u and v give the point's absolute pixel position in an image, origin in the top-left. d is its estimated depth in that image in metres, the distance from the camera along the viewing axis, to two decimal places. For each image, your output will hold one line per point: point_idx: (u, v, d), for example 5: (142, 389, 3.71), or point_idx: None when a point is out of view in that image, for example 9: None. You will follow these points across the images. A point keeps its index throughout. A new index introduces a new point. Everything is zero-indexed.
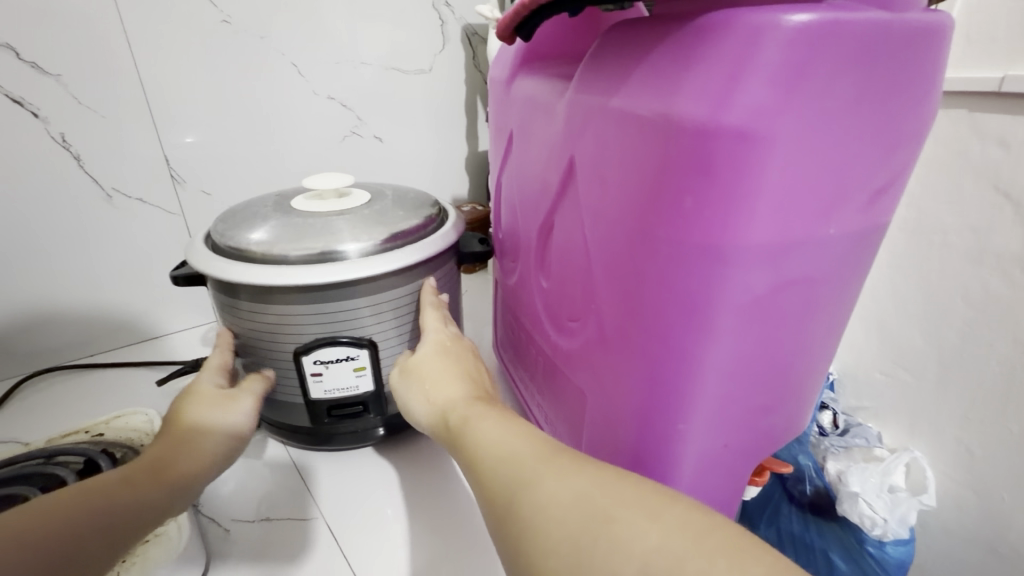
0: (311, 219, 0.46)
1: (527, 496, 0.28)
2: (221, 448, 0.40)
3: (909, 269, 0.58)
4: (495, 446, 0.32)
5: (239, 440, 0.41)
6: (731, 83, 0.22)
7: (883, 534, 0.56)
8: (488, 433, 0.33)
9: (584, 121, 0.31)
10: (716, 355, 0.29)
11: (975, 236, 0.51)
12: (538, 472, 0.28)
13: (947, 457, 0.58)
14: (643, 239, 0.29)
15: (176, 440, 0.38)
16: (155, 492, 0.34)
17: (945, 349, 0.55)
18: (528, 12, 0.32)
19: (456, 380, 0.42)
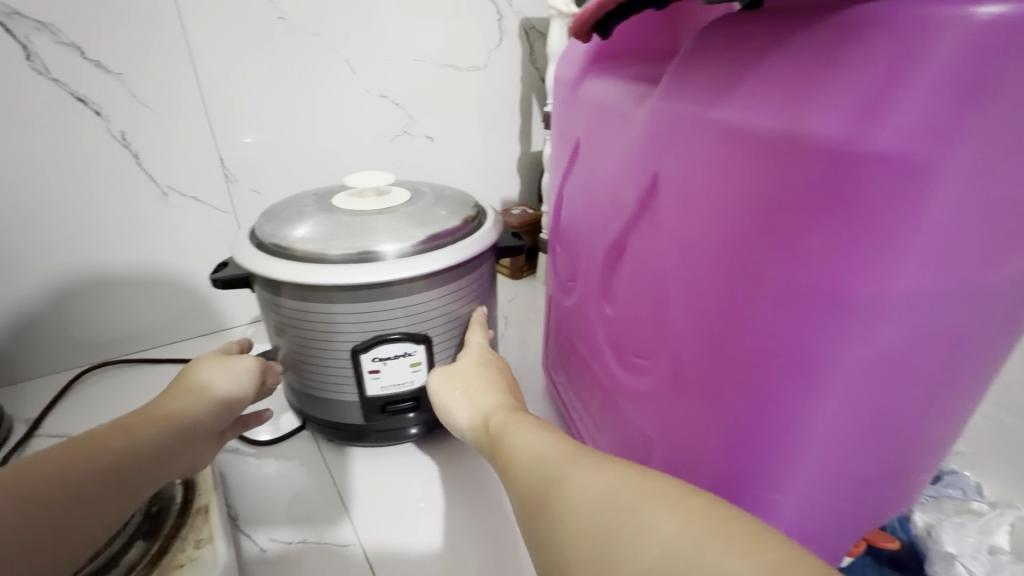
0: (359, 216, 0.44)
1: (550, 492, 0.25)
2: (216, 405, 0.38)
3: None
4: (527, 447, 0.30)
5: (238, 397, 0.40)
6: (887, 93, 0.18)
7: None
8: (523, 437, 0.31)
9: (673, 133, 0.27)
10: (829, 419, 0.24)
11: None
12: (567, 467, 0.26)
13: None
14: (745, 277, 0.24)
15: (171, 401, 0.37)
16: (139, 444, 0.33)
17: None
18: (612, 7, 0.28)
19: (496, 390, 0.41)
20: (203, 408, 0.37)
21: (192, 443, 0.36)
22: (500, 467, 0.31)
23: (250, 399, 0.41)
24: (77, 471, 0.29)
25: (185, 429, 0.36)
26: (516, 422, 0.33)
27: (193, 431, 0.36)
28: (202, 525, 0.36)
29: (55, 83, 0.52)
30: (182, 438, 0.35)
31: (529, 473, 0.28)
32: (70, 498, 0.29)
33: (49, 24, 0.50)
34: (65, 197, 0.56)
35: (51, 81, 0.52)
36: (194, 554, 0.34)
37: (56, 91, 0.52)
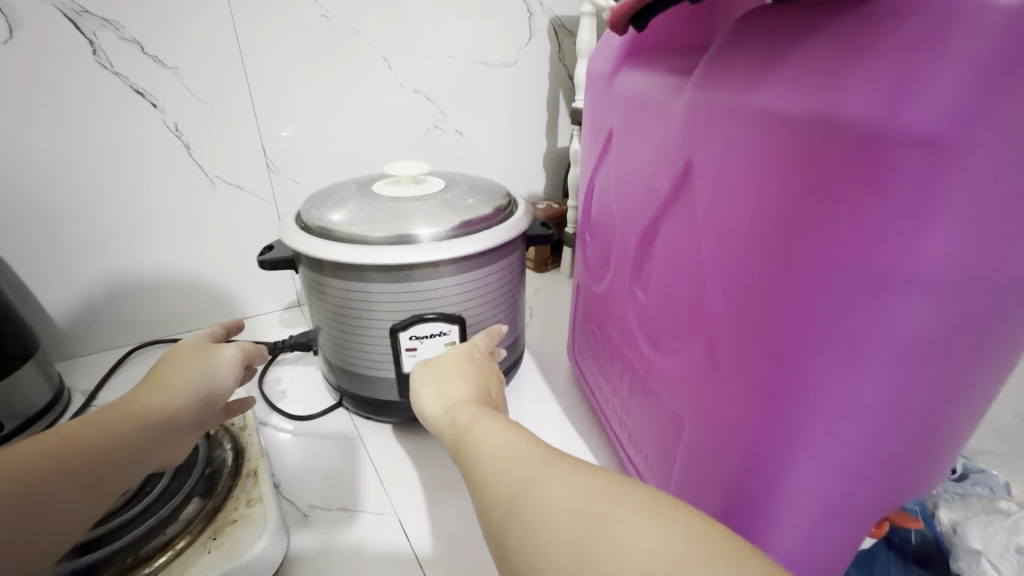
0: (398, 203, 0.46)
1: (528, 500, 0.26)
2: (196, 396, 0.37)
3: None
4: (493, 448, 0.30)
5: (220, 388, 0.38)
6: (919, 76, 0.19)
7: None
8: (489, 437, 0.32)
9: (708, 121, 0.28)
10: (857, 395, 0.25)
11: None
12: (539, 473, 0.27)
13: None
14: (777, 256, 0.25)
15: (142, 391, 0.35)
16: (112, 444, 0.31)
17: None
18: (650, 0, 0.29)
19: (466, 383, 0.40)
20: (181, 400, 0.36)
21: (171, 439, 0.35)
22: (463, 465, 0.32)
23: (234, 386, 0.40)
24: (56, 469, 0.29)
25: (161, 428, 0.34)
26: (483, 422, 0.33)
27: (171, 427, 0.35)
28: (252, 486, 0.39)
29: (117, 76, 0.56)
30: (158, 435, 0.34)
31: (496, 475, 0.28)
32: (46, 505, 0.28)
33: (114, 21, 0.54)
34: (122, 184, 0.60)
35: (113, 74, 0.55)
36: (246, 511, 0.37)
37: (117, 84, 0.56)
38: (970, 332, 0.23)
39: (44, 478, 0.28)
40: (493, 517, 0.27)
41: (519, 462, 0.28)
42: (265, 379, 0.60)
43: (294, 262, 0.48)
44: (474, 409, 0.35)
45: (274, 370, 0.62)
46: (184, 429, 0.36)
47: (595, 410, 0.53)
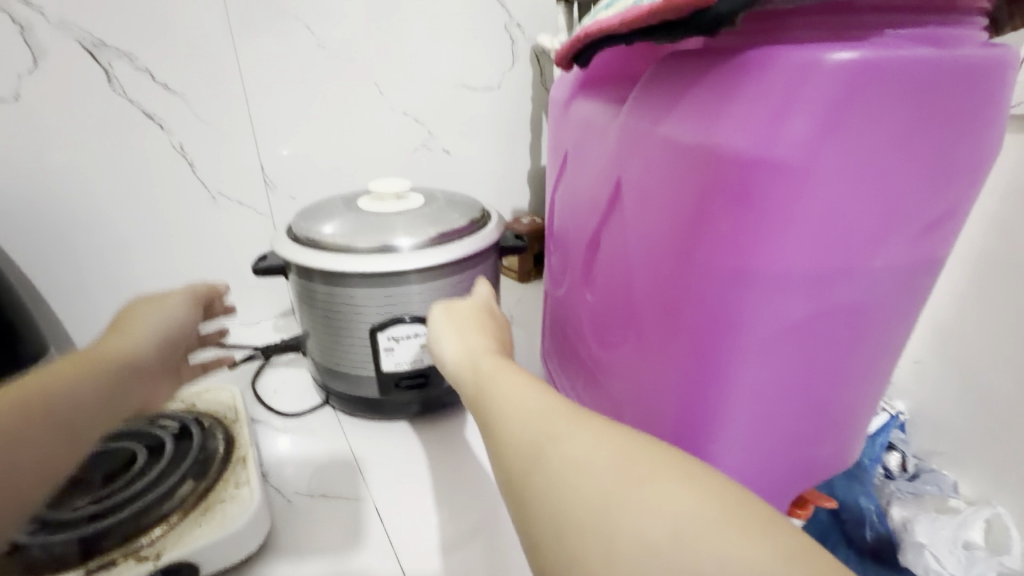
0: (379, 216, 0.51)
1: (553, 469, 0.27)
2: (158, 337, 0.40)
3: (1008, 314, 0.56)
4: (514, 412, 0.31)
5: (177, 326, 0.42)
6: (780, 112, 0.24)
7: None
8: (513, 396, 0.32)
9: (631, 145, 0.33)
10: (752, 377, 0.30)
11: None
12: (565, 440, 0.27)
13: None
14: (683, 259, 0.30)
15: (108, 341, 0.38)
16: (86, 389, 0.33)
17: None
18: (585, 42, 0.34)
19: (487, 336, 0.42)
20: (144, 341, 0.39)
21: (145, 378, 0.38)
22: (487, 420, 0.33)
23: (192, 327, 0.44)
24: (35, 413, 0.30)
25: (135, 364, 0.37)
26: (506, 379, 0.34)
27: (143, 365, 0.38)
28: (241, 471, 0.43)
29: (129, 101, 0.61)
30: (131, 374, 0.36)
31: (522, 440, 0.29)
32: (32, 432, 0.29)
33: (127, 52, 0.59)
34: (132, 199, 0.65)
35: (125, 99, 0.61)
36: (234, 492, 0.41)
37: (129, 108, 0.61)
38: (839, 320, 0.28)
39: (26, 411, 0.29)
40: (529, 484, 0.27)
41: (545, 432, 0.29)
42: (259, 380, 0.64)
43: (285, 268, 0.52)
44: (497, 363, 0.37)
45: (268, 372, 0.66)
46: (156, 371, 0.39)
47: None
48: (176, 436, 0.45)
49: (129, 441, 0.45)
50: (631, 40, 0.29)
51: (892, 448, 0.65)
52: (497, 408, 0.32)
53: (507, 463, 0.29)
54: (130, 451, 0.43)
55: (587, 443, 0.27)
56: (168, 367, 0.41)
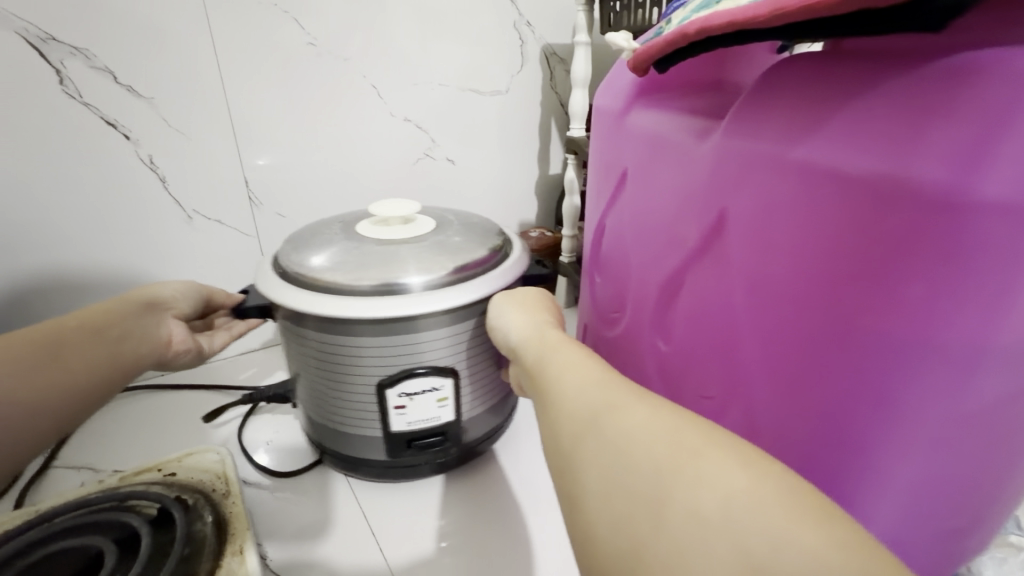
0: (385, 248, 0.43)
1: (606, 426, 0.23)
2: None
3: None
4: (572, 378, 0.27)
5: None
6: (986, 144, 0.17)
7: None
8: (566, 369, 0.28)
9: (744, 172, 0.26)
10: (920, 467, 0.23)
11: None
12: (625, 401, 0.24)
13: None
14: (830, 320, 0.23)
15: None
16: None
17: None
18: (669, 49, 0.28)
19: (551, 316, 0.38)
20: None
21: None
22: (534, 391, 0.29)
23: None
24: None
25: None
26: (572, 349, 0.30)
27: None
28: (237, 568, 0.34)
29: (87, 106, 0.52)
30: None
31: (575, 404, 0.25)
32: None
33: (84, 49, 0.50)
34: (90, 219, 0.55)
35: (83, 105, 0.52)
36: None
37: (86, 115, 0.52)
38: None
39: None
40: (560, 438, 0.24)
41: (601, 398, 0.24)
42: (243, 432, 0.55)
43: (272, 310, 0.44)
44: (565, 337, 0.32)
45: (253, 422, 0.57)
46: None
47: None
48: (152, 523, 0.37)
49: (94, 533, 0.36)
50: (748, 41, 0.23)
51: None
52: (556, 372, 0.28)
53: (548, 428, 0.25)
54: (96, 547, 0.35)
55: (649, 412, 0.22)
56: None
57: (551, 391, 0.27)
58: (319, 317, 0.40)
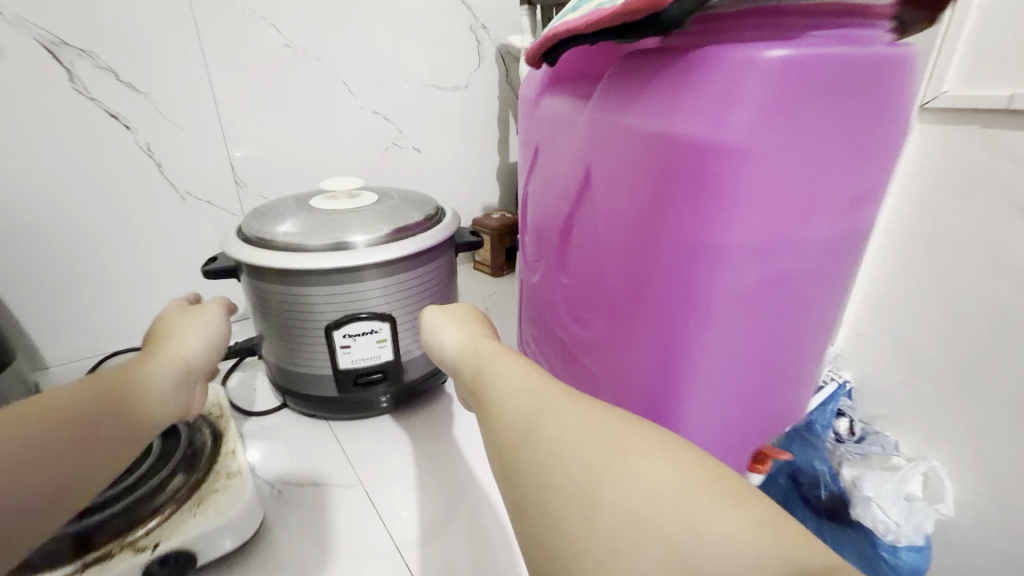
0: (332, 215, 0.50)
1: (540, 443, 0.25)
2: (208, 344, 0.40)
3: (933, 286, 0.62)
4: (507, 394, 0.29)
5: (222, 333, 0.42)
6: (718, 105, 0.27)
7: (895, 536, 0.59)
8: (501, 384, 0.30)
9: (598, 136, 0.36)
10: (710, 340, 0.33)
11: (989, 249, 0.56)
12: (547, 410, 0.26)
13: (965, 467, 0.62)
14: (647, 238, 0.33)
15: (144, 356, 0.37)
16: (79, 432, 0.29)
17: (963, 359, 0.60)
18: (550, 44, 0.37)
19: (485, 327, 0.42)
20: (194, 351, 0.39)
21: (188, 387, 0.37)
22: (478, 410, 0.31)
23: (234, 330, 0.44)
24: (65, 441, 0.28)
25: (186, 367, 0.37)
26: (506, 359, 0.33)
27: (193, 375, 0.38)
28: (232, 462, 0.43)
29: (93, 101, 0.60)
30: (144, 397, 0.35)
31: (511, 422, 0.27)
32: (55, 454, 0.27)
33: (90, 51, 0.58)
34: (96, 201, 0.63)
35: (89, 99, 0.60)
36: (227, 482, 0.41)
37: (92, 109, 0.60)
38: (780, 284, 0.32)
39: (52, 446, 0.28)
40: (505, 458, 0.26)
41: (533, 408, 0.27)
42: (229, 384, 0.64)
43: (237, 269, 0.50)
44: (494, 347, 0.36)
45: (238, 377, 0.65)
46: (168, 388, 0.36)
47: None
48: (162, 433, 0.46)
49: None
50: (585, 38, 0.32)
51: (840, 415, 0.72)
52: (493, 387, 0.31)
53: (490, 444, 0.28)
54: None
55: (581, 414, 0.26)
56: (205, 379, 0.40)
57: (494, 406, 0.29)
58: (273, 269, 0.47)
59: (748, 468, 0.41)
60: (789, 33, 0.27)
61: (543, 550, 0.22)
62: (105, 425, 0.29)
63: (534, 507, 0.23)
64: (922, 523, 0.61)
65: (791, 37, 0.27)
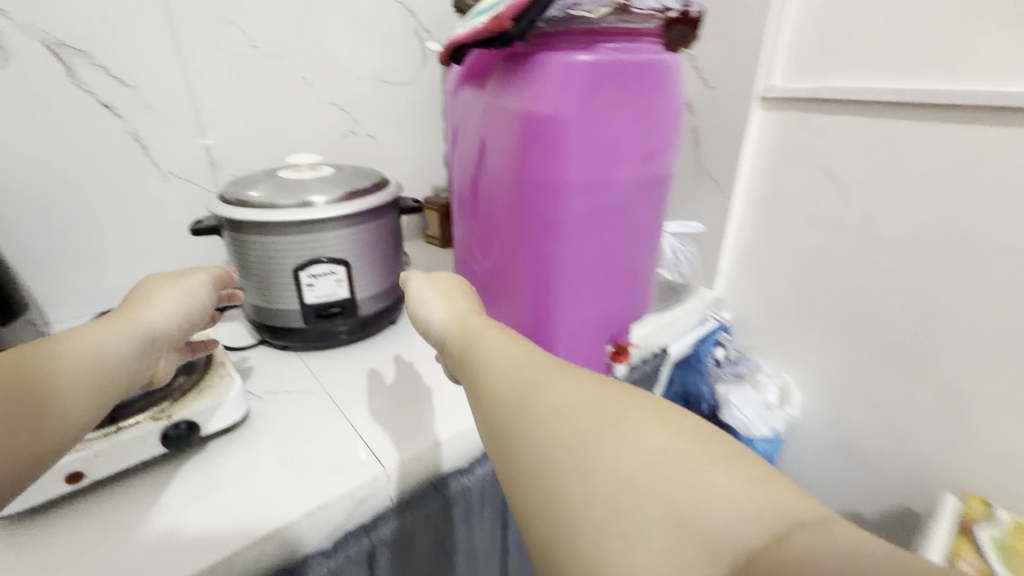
0: (296, 182, 0.64)
1: (530, 407, 0.30)
2: (177, 314, 0.47)
3: (775, 236, 0.81)
4: (500, 369, 0.35)
5: (193, 307, 0.48)
6: (548, 91, 0.42)
7: (751, 430, 0.80)
8: (495, 358, 0.36)
9: (486, 115, 0.51)
10: (562, 252, 0.49)
11: (810, 204, 0.76)
12: (539, 381, 0.32)
13: (804, 375, 0.83)
14: (517, 184, 0.48)
15: (113, 316, 0.43)
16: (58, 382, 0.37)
17: (798, 290, 0.80)
18: (455, 48, 0.52)
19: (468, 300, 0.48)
20: (161, 318, 0.45)
21: (147, 352, 0.44)
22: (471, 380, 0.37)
23: (207, 304, 0.50)
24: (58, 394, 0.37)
25: (147, 334, 0.44)
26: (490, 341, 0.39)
27: (155, 339, 0.44)
28: (222, 367, 0.57)
29: (88, 93, 0.71)
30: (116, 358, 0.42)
31: (507, 389, 0.33)
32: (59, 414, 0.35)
33: (85, 51, 0.69)
34: (89, 179, 0.74)
35: (85, 92, 0.70)
36: (220, 377, 0.55)
37: (87, 100, 0.71)
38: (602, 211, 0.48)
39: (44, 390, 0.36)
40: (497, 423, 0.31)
41: (524, 380, 0.32)
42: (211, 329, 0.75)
43: (219, 226, 0.63)
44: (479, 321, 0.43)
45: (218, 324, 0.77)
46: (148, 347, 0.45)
47: None
48: None
49: None
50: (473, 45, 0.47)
51: (718, 344, 0.89)
52: (482, 372, 0.36)
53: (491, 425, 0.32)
54: None
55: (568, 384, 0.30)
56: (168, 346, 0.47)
57: (484, 377, 0.35)
58: (251, 223, 0.60)
59: (608, 354, 0.58)
60: (590, 46, 0.42)
61: (538, 503, 0.26)
62: (60, 385, 0.36)
63: (537, 484, 0.27)
64: (775, 421, 0.81)
65: (591, 49, 0.42)
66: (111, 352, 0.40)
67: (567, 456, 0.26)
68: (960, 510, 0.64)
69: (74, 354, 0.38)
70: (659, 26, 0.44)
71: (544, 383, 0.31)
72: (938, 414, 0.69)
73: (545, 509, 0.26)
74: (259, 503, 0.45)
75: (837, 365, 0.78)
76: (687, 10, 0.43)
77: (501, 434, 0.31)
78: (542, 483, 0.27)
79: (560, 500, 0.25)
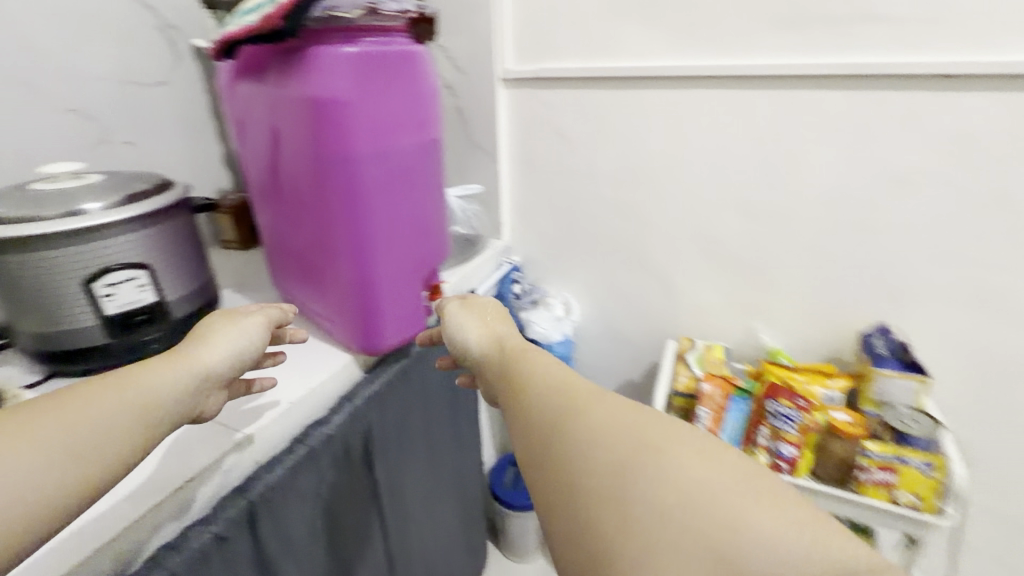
0: (59, 191, 0.59)
1: (572, 425, 0.40)
2: (227, 358, 0.54)
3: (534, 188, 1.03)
4: (539, 405, 0.44)
5: (249, 345, 0.55)
6: (326, 79, 0.51)
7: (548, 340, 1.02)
8: (550, 369, 0.47)
9: (273, 104, 0.57)
10: (368, 214, 0.59)
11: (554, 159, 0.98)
12: (568, 414, 0.41)
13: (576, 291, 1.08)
14: (317, 161, 0.56)
15: (182, 351, 0.51)
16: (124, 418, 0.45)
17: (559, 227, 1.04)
18: (225, 44, 0.57)
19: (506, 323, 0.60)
20: (214, 361, 0.53)
21: (197, 392, 0.50)
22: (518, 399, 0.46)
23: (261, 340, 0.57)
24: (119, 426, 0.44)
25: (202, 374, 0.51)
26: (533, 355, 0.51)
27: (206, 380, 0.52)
28: None
29: None
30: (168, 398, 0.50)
31: (550, 412, 0.42)
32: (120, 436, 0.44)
33: None
34: None
35: None
36: None
37: None
38: (394, 174, 0.59)
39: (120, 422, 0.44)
40: (538, 452, 0.41)
41: (565, 405, 0.42)
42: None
43: None
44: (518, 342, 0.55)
45: None
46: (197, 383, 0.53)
47: (289, 298, 0.80)
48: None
49: None
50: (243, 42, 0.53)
51: (514, 281, 1.08)
52: (528, 394, 0.45)
53: (543, 435, 0.41)
54: None
55: (601, 414, 0.40)
56: (219, 384, 0.53)
57: (530, 398, 0.45)
58: (9, 241, 0.55)
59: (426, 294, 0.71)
60: (353, 41, 0.52)
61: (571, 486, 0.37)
62: (128, 428, 0.44)
63: (555, 489, 0.38)
64: (564, 328, 1.05)
65: (354, 43, 0.52)
66: (167, 396, 0.47)
67: (604, 472, 0.36)
68: (678, 351, 0.94)
69: (135, 401, 0.45)
70: (405, 24, 0.56)
71: (589, 404, 0.41)
72: (658, 293, 0.99)
73: (581, 510, 0.35)
74: (113, 498, 0.48)
75: (594, 277, 1.05)
76: (421, 13, 0.56)
77: (541, 443, 0.41)
78: (562, 479, 0.38)
79: (591, 506, 0.35)
